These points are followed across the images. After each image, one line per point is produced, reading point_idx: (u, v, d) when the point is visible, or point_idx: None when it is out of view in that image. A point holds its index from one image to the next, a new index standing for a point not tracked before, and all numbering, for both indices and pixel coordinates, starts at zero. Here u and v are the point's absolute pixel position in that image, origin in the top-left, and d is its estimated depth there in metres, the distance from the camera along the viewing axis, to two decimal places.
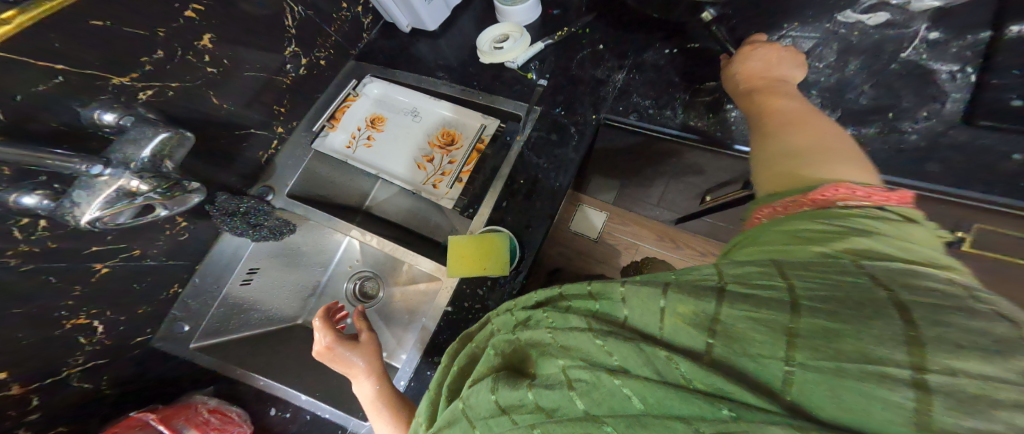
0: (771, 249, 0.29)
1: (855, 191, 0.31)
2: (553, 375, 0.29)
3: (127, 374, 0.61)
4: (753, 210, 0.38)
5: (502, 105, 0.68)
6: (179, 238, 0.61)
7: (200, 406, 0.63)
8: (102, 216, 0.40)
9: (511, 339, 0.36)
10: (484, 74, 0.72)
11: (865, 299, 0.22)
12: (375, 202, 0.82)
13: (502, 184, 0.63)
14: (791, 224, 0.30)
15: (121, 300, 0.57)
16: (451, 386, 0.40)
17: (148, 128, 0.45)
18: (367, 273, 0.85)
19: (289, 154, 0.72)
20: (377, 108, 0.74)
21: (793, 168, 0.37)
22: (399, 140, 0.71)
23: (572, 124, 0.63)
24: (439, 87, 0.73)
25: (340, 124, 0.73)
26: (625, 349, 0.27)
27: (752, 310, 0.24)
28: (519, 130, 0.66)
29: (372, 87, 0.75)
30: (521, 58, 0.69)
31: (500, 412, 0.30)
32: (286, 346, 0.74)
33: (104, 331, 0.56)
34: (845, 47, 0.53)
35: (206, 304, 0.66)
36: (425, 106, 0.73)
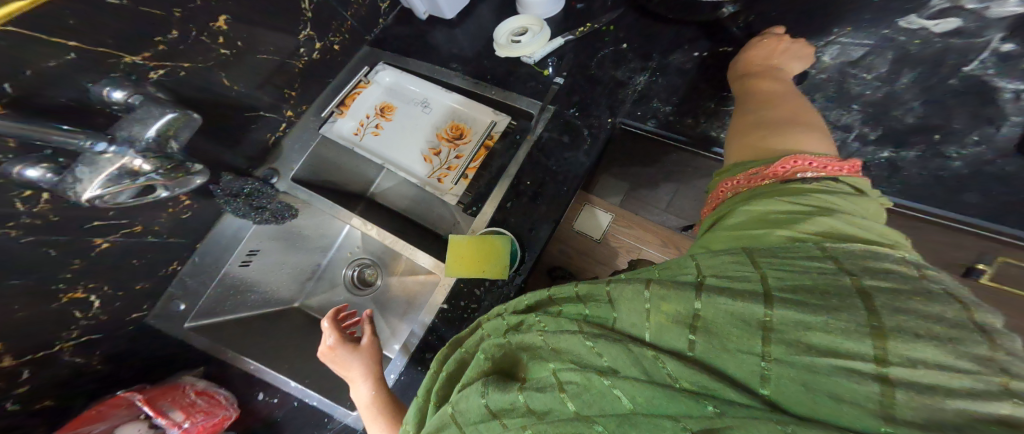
0: (738, 231, 0.30)
1: (812, 163, 0.34)
2: (543, 378, 0.30)
3: (119, 349, 0.60)
4: (716, 185, 0.41)
5: (514, 102, 0.68)
6: (182, 217, 0.61)
7: (188, 388, 0.63)
8: (104, 193, 0.39)
9: (501, 343, 0.37)
10: (500, 68, 0.72)
11: (830, 288, 0.23)
12: (379, 190, 0.82)
13: (508, 184, 0.64)
14: (758, 206, 0.31)
15: (119, 277, 0.57)
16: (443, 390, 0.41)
17: (156, 107, 0.44)
18: (369, 260, 0.86)
19: (297, 137, 0.72)
20: (387, 97, 0.74)
21: (759, 143, 0.40)
22: (407, 129, 0.71)
23: (584, 126, 0.64)
24: (451, 79, 0.73)
25: (349, 111, 0.73)
26: (611, 347, 0.27)
27: (732, 303, 0.24)
28: (530, 128, 0.66)
29: (382, 72, 0.75)
30: (539, 54, 0.68)
31: (491, 415, 0.31)
32: (279, 331, 0.74)
33: (100, 307, 0.56)
34: (900, 57, 0.55)
35: (205, 283, 0.66)
36: (435, 97, 0.73)
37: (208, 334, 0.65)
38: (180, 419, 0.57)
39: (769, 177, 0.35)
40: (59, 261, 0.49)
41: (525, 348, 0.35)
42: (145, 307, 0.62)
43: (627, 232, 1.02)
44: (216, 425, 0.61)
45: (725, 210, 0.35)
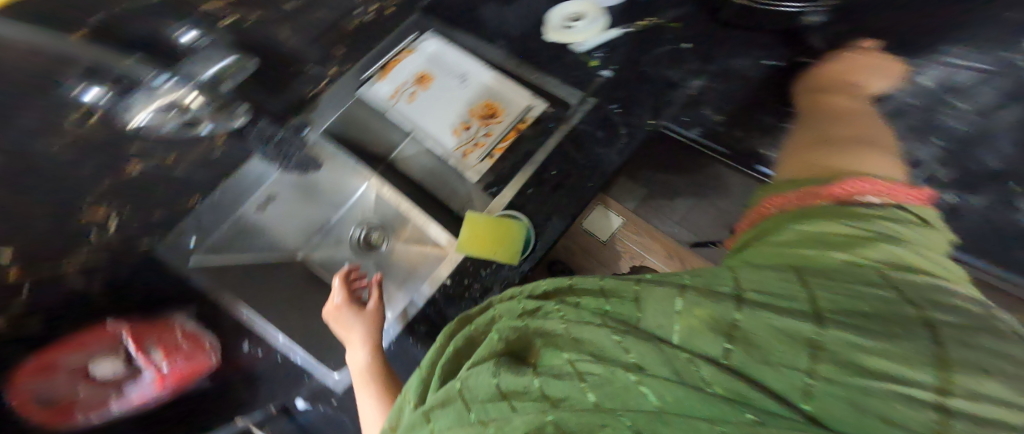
0: (785, 248, 0.32)
1: (873, 187, 0.37)
2: (562, 366, 0.30)
3: (122, 278, 0.59)
4: (762, 202, 0.43)
5: (555, 90, 0.67)
6: (211, 155, 0.63)
7: (175, 325, 0.61)
8: (150, 119, 0.51)
9: (517, 326, 0.37)
10: (546, 51, 0.71)
11: (894, 315, 0.24)
12: (400, 156, 0.77)
13: (533, 170, 0.63)
14: (809, 227, 0.34)
15: (139, 201, 0.60)
16: (448, 365, 0.40)
17: (215, 53, 0.56)
18: (377, 223, 0.84)
19: (334, 94, 0.71)
20: (427, 65, 0.74)
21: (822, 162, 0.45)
22: (443, 102, 0.72)
23: (622, 124, 0.63)
24: (494, 57, 0.72)
25: (389, 75, 0.73)
26: (640, 345, 0.27)
27: (779, 319, 0.25)
28: (566, 117, 0.65)
29: (428, 42, 0.75)
30: (589, 43, 0.69)
31: (502, 395, 0.31)
32: (275, 282, 0.74)
33: (118, 231, 0.59)
34: (1007, 88, 0.78)
35: (222, 221, 0.68)
36: (473, 72, 0.72)
37: (209, 275, 0.66)
38: (156, 360, 0.58)
39: (827, 197, 0.37)
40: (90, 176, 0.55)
41: (540, 334, 0.35)
42: (154, 237, 0.62)
43: (636, 239, 0.99)
44: (193, 371, 0.59)
45: (771, 225, 0.37)
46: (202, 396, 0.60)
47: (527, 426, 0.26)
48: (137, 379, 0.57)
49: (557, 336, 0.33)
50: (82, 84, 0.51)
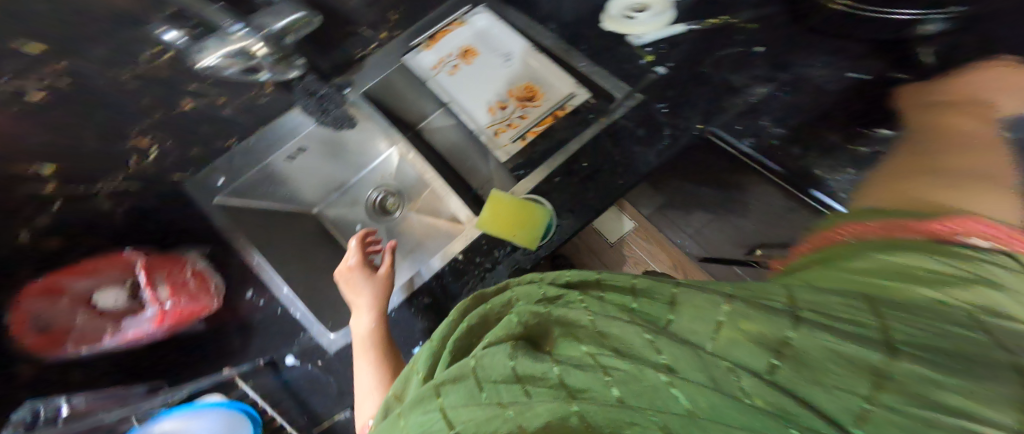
0: (859, 274, 0.32)
1: (986, 229, 0.33)
2: (584, 358, 0.29)
3: (146, 204, 0.65)
4: (835, 227, 0.44)
5: (602, 81, 0.66)
6: (258, 102, 0.71)
7: (187, 263, 0.66)
8: (218, 62, 0.54)
9: (540, 311, 0.34)
10: (600, 39, 0.69)
11: (981, 358, 0.24)
12: (429, 126, 0.79)
13: (564, 160, 0.62)
14: (901, 258, 0.32)
15: (178, 133, 0.67)
16: (458, 342, 0.36)
17: (290, 7, 0.59)
18: (393, 188, 0.88)
19: (381, 58, 0.74)
20: (474, 41, 0.74)
21: (920, 196, 0.42)
22: (484, 78, 0.72)
23: (666, 125, 0.62)
24: (545, 40, 0.71)
25: (435, 45, 0.74)
26: (675, 347, 0.27)
27: (836, 342, 0.24)
28: (607, 111, 0.64)
29: (480, 17, 0.75)
30: (647, 37, 0.67)
31: (518, 380, 0.28)
32: (285, 236, 0.77)
33: (155, 160, 0.66)
34: None
35: (249, 165, 0.72)
36: (519, 53, 0.72)
37: (229, 214, 0.70)
38: (162, 297, 0.63)
39: (918, 233, 0.35)
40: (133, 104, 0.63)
41: (562, 323, 0.33)
42: (189, 173, 0.67)
43: (644, 245, 1.04)
44: (191, 313, 0.63)
45: (844, 253, 0.37)
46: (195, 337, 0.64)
47: (551, 414, 0.24)
48: (138, 313, 0.63)
49: (581, 328, 0.32)
50: (163, 26, 0.60)
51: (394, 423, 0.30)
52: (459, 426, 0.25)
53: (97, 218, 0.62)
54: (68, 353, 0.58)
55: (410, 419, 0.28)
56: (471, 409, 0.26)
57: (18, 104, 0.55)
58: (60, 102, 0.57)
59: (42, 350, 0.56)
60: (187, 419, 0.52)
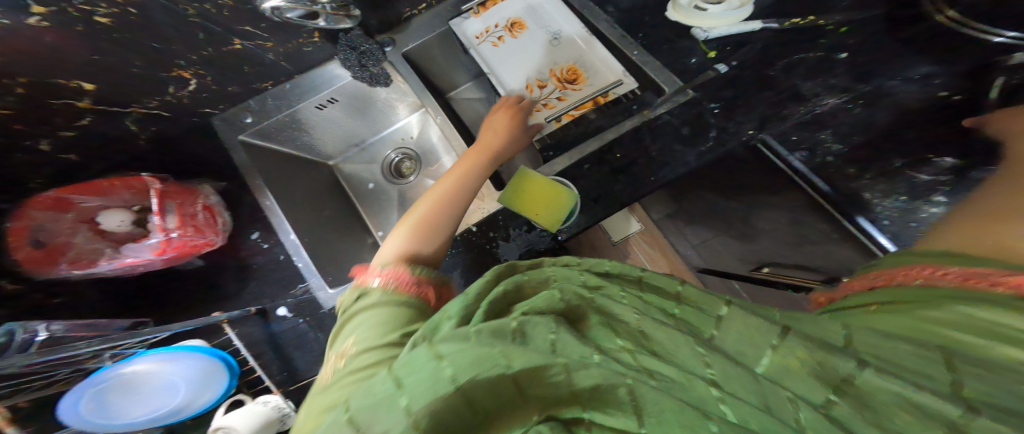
0: (933, 328, 0.33)
1: None
2: (624, 355, 0.28)
3: (172, 135, 0.67)
4: (898, 266, 0.44)
5: (654, 73, 0.64)
6: (304, 49, 0.70)
7: (200, 198, 0.67)
8: (282, 5, 0.55)
9: (584, 296, 0.32)
10: (661, 29, 0.67)
11: None
12: (457, 96, 0.85)
13: (598, 146, 0.61)
14: (986, 312, 0.33)
15: (220, 69, 0.66)
16: (495, 304, 0.32)
17: None
18: (413, 154, 0.91)
19: (428, 21, 0.74)
20: (523, 15, 0.73)
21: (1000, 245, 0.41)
22: (527, 52, 0.70)
23: (714, 127, 0.60)
24: (599, 22, 0.69)
25: (484, 13, 0.72)
26: (724, 365, 0.27)
27: (905, 390, 0.27)
28: (651, 105, 0.62)
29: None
30: (715, 32, 0.64)
31: (556, 355, 0.27)
32: (300, 185, 0.80)
33: (191, 92, 0.66)
34: None
35: (280, 108, 0.75)
36: (569, 34, 0.70)
37: (252, 154, 0.74)
38: (170, 227, 0.61)
39: (983, 288, 0.35)
40: (189, 37, 0.60)
41: (601, 311, 0.31)
42: (218, 107, 0.71)
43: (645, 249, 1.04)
44: (196, 247, 0.63)
45: (920, 300, 0.37)
46: (192, 274, 0.66)
47: (601, 377, 0.26)
48: (141, 240, 0.61)
49: (625, 323, 0.31)
50: None
51: (425, 352, 0.26)
52: (515, 366, 0.26)
53: (118, 138, 0.60)
54: (58, 273, 0.53)
55: (454, 354, 0.25)
56: (526, 356, 0.26)
57: (84, 23, 0.50)
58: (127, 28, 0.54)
59: (33, 266, 0.51)
60: (164, 361, 0.53)
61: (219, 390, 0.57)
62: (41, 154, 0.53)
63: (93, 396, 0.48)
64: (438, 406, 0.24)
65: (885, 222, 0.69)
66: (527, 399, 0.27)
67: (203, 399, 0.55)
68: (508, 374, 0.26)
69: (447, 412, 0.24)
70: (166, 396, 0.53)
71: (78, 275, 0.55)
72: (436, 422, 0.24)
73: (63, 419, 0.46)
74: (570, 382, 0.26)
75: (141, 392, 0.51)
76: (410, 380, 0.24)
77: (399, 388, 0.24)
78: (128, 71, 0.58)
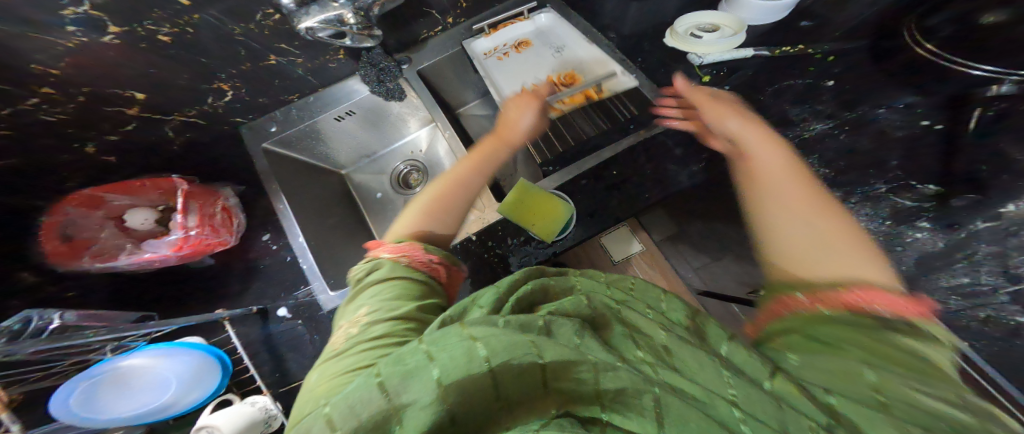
0: (847, 369, 0.32)
1: (880, 298, 0.37)
2: (645, 365, 0.29)
3: (202, 140, 0.73)
4: (788, 324, 0.39)
5: (650, 95, 0.66)
6: (327, 65, 0.75)
7: (220, 199, 0.72)
8: (316, 26, 0.60)
9: (610, 305, 0.35)
10: (657, 55, 0.71)
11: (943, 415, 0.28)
12: (467, 111, 0.89)
13: (595, 163, 0.63)
14: (878, 368, 0.31)
15: (254, 84, 0.72)
16: (521, 302, 0.35)
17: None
18: (420, 166, 0.94)
19: (442, 41, 0.79)
20: (532, 36, 0.78)
21: (800, 255, 0.45)
22: (529, 65, 0.75)
23: (707, 150, 0.61)
24: (601, 47, 0.73)
25: (494, 33, 0.77)
26: (745, 389, 0.28)
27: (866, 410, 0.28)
28: (648, 125, 0.64)
29: (544, 15, 0.78)
30: (710, 57, 0.67)
31: (585, 355, 0.28)
32: (312, 188, 0.83)
33: (226, 103, 0.72)
34: None
35: (302, 119, 0.79)
36: (571, 48, 0.75)
37: (271, 159, 0.78)
38: (189, 225, 0.66)
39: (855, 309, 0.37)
40: (229, 54, 0.65)
41: (626, 324, 0.34)
42: (247, 117, 0.76)
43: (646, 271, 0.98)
44: (209, 246, 0.67)
45: (813, 340, 0.36)
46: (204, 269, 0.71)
47: (629, 383, 0.27)
48: (160, 238, 0.67)
49: (645, 338, 0.32)
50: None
51: (462, 334, 0.28)
52: (547, 359, 0.27)
53: (154, 146, 0.68)
54: (81, 265, 0.61)
55: (489, 340, 0.27)
56: (558, 350, 0.28)
57: (148, 41, 0.58)
58: (181, 45, 0.61)
59: (59, 258, 0.60)
60: (160, 357, 0.52)
61: (207, 390, 0.55)
62: (85, 156, 0.62)
63: (86, 388, 0.48)
64: (467, 381, 0.25)
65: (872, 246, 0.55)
66: (547, 391, 0.27)
67: (189, 398, 0.54)
68: (540, 363, 0.27)
69: (473, 389, 0.25)
70: (153, 393, 0.51)
71: (97, 268, 0.62)
72: (461, 397, 0.25)
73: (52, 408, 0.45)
74: (595, 383, 0.27)
75: (133, 387, 0.50)
76: (444, 357, 0.26)
77: (430, 360, 0.26)
78: (176, 83, 0.65)
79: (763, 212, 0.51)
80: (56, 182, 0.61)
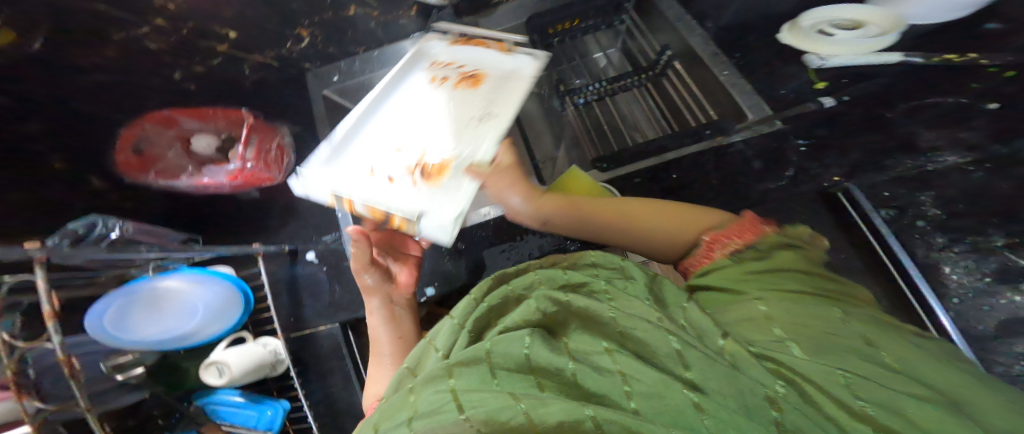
0: (752, 316, 0.35)
1: (728, 238, 0.46)
2: (602, 357, 0.28)
3: (274, 79, 0.76)
4: (710, 286, 0.42)
5: (741, 96, 0.58)
6: (398, 20, 0.78)
7: (277, 137, 0.74)
8: None
9: (560, 300, 0.33)
10: (764, 52, 0.63)
11: (845, 344, 0.30)
12: None
13: (655, 163, 0.59)
14: (772, 309, 0.35)
15: (331, 33, 0.76)
16: (477, 323, 0.35)
17: None
18: None
19: (511, 10, 0.76)
20: (492, 72, 0.65)
21: (671, 244, 0.52)
22: (443, 102, 0.60)
23: (794, 166, 0.56)
24: (694, 35, 0.64)
25: (456, 49, 0.69)
26: (705, 365, 0.26)
27: (795, 353, 0.29)
28: (728, 132, 0.56)
29: (527, 59, 0.65)
30: (834, 60, 0.59)
31: (531, 371, 0.28)
32: None
33: (302, 49, 0.76)
34: None
35: (364, 72, 0.77)
36: (496, 118, 0.56)
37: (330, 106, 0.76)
38: (247, 157, 0.69)
39: (716, 246, 0.47)
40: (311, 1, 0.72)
41: (580, 315, 0.32)
42: (315, 64, 0.78)
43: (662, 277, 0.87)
44: (260, 180, 0.70)
45: (723, 298, 0.39)
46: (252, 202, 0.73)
47: (565, 414, 0.22)
48: (220, 164, 0.68)
49: (602, 324, 0.30)
50: None
51: (404, 399, 0.28)
52: (469, 411, 0.23)
53: (230, 82, 0.71)
54: (147, 180, 0.64)
55: (420, 397, 0.27)
56: (479, 395, 0.25)
57: None
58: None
59: (129, 169, 0.62)
60: (194, 282, 0.54)
61: (229, 323, 0.55)
62: (172, 82, 0.64)
63: (121, 305, 0.48)
64: None
65: (956, 300, 0.52)
66: None
67: (211, 330, 0.53)
68: (462, 419, 0.23)
69: None
70: (180, 317, 0.51)
71: (160, 185, 0.65)
72: None
73: (86, 324, 0.44)
74: (531, 425, 0.21)
75: (163, 309, 0.51)
76: (384, 427, 0.27)
77: None
78: (265, 27, 0.71)
79: (625, 240, 0.54)
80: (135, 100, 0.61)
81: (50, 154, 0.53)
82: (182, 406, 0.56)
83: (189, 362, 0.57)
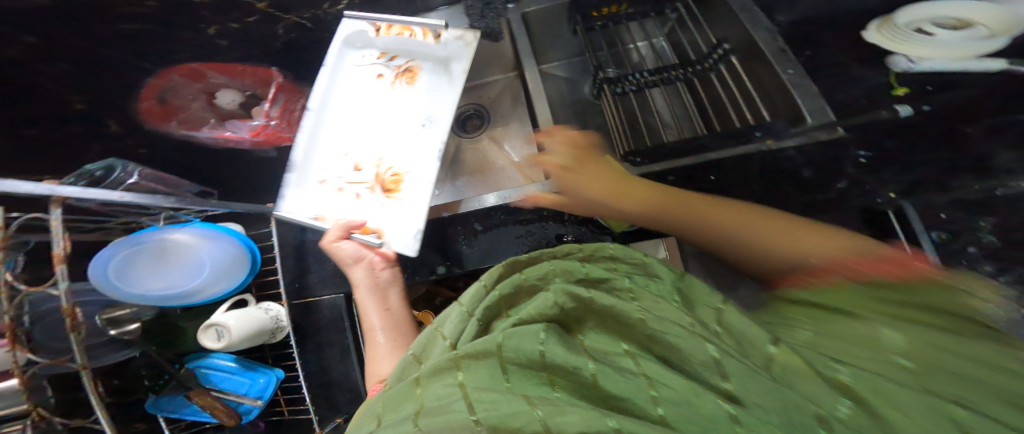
0: (866, 344, 0.31)
1: (860, 269, 0.38)
2: (624, 359, 0.26)
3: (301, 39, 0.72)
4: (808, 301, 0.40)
5: (803, 98, 0.52)
6: None
7: (302, 98, 0.74)
8: None
9: (580, 295, 0.29)
10: (841, 50, 0.56)
11: (977, 395, 0.26)
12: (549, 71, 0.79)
13: (694, 163, 0.54)
14: (887, 338, 0.31)
15: None
16: (488, 312, 0.32)
17: None
18: (484, 113, 0.85)
19: None
20: (423, 66, 0.65)
21: (772, 263, 0.45)
22: (388, 109, 0.64)
23: (846, 178, 0.56)
24: (760, 29, 0.57)
25: (383, 35, 0.65)
26: (743, 378, 0.24)
27: (903, 390, 0.26)
28: (780, 136, 0.51)
29: (458, 46, 0.63)
30: (925, 65, 0.51)
31: (546, 369, 0.25)
32: None
33: None
34: None
35: None
36: (440, 125, 0.62)
37: None
38: (272, 116, 0.70)
39: (841, 273, 0.39)
40: None
41: (601, 312, 0.29)
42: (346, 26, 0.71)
43: None
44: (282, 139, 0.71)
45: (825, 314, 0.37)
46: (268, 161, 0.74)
47: (586, 424, 0.19)
48: (244, 120, 0.69)
49: (627, 324, 0.28)
50: None
51: (409, 389, 0.26)
52: (480, 413, 0.21)
53: None
54: (169, 129, 0.60)
55: (426, 390, 0.25)
56: (491, 394, 0.22)
57: None
58: None
59: (152, 118, 0.58)
60: (203, 238, 0.52)
61: (233, 283, 0.55)
62: (205, 37, 0.58)
63: (127, 255, 0.47)
64: None
65: None
66: None
67: (215, 289, 0.53)
68: (472, 421, 0.21)
69: None
70: (187, 273, 0.51)
71: (181, 135, 0.62)
72: None
73: (90, 274, 0.44)
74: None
75: (169, 264, 0.50)
76: (387, 420, 0.25)
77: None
78: None
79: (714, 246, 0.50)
80: (166, 51, 0.56)
81: (69, 95, 0.48)
82: (171, 368, 0.56)
83: (187, 322, 0.58)
